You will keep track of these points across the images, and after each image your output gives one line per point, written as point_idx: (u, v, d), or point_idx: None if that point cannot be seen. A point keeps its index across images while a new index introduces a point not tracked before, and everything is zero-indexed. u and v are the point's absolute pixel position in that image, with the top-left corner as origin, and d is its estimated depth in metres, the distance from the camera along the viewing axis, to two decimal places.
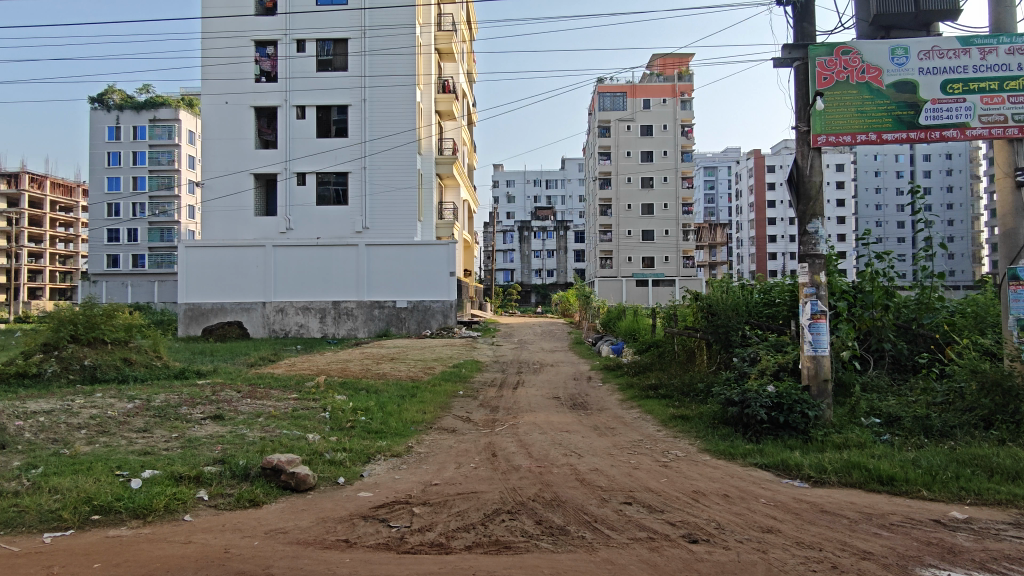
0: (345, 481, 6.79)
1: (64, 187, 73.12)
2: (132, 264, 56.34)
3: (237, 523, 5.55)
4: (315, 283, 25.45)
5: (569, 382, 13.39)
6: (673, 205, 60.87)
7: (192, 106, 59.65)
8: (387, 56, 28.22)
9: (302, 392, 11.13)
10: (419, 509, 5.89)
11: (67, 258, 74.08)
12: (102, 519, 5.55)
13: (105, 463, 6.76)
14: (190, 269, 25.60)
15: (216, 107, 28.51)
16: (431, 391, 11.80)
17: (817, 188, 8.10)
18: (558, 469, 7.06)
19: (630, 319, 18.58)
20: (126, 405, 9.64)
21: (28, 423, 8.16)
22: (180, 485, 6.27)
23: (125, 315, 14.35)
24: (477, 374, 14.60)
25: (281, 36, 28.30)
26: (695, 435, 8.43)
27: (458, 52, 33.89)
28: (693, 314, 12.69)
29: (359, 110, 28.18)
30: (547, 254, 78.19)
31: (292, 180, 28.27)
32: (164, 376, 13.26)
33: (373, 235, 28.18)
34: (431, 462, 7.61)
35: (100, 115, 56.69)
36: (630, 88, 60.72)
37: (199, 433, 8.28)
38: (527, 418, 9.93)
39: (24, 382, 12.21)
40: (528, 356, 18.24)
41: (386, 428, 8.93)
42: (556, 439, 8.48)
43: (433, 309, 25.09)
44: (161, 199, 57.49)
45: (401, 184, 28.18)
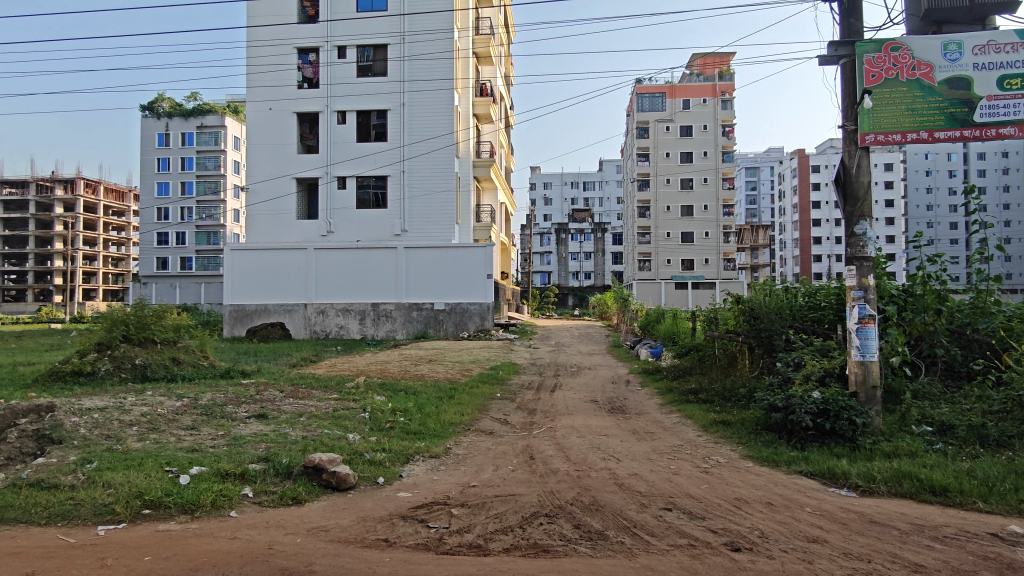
0: (384, 480, 6.87)
1: (116, 193, 76.03)
2: (180, 266, 58.10)
3: (280, 520, 5.67)
4: (354, 284, 25.84)
5: (607, 385, 13.27)
6: (713, 206, 59.95)
7: (237, 112, 61.26)
8: (426, 61, 28.51)
9: (342, 392, 11.31)
10: (457, 510, 5.91)
11: (119, 261, 76.80)
12: (152, 513, 5.73)
13: (155, 459, 6.98)
14: (235, 271, 26.32)
15: (260, 113, 29.20)
16: (469, 393, 11.86)
17: (866, 188, 7.97)
18: (597, 473, 7.02)
19: (670, 322, 18.36)
20: (175, 403, 9.91)
21: (83, 419, 8.46)
22: (226, 482, 6.43)
23: (173, 316, 14.78)
24: (515, 376, 14.63)
25: (323, 43, 28.88)
26: (737, 441, 8.27)
27: (496, 55, 34.03)
28: (734, 317, 12.46)
29: (398, 115, 28.55)
30: (584, 256, 77.93)
31: (333, 184, 28.75)
32: (211, 375, 13.62)
33: (411, 238, 28.53)
34: (469, 463, 7.66)
35: (150, 123, 58.66)
36: (669, 88, 59.96)
37: (244, 432, 8.46)
38: (564, 421, 9.89)
39: (79, 380, 12.70)
40: (566, 359, 18.19)
41: (425, 429, 9.00)
42: (594, 443, 8.43)
43: (471, 311, 25.14)
44: (207, 204, 59.20)
45: (439, 187, 28.42)
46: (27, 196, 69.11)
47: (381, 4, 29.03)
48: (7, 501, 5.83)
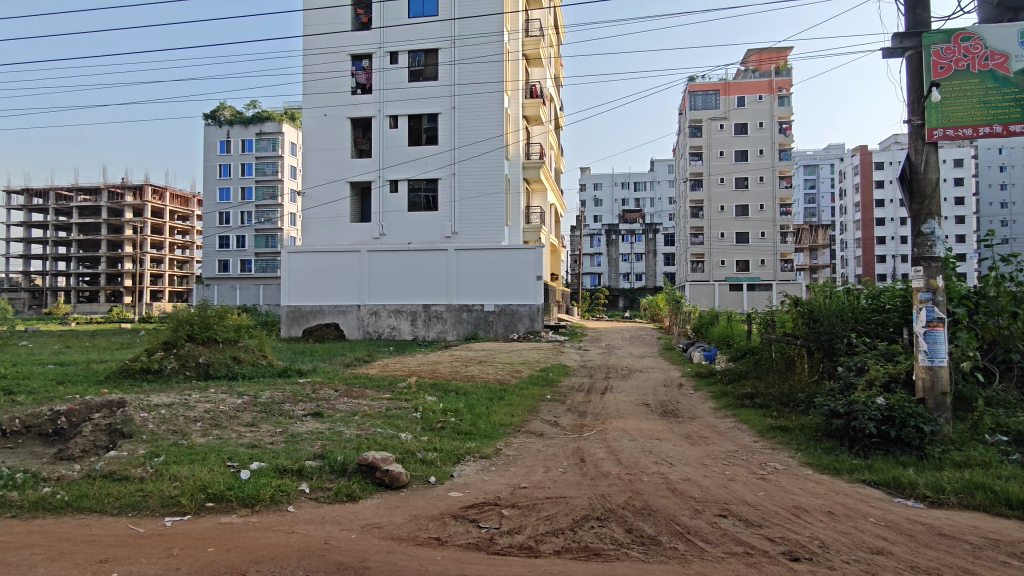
0: (436, 480, 6.93)
1: (181, 199, 79.44)
2: (240, 269, 60.40)
3: (336, 516, 5.79)
4: (406, 286, 26.25)
5: (658, 388, 13.08)
6: (770, 206, 58.33)
7: (294, 119, 63.02)
8: (476, 65, 28.72)
9: (395, 392, 11.50)
10: (508, 511, 5.92)
11: (184, 263, 80.19)
12: (215, 506, 5.95)
13: (218, 454, 7.24)
14: (293, 273, 27.14)
15: (316, 119, 30.01)
16: (519, 395, 11.86)
17: (934, 185, 7.62)
18: (649, 477, 6.92)
19: (725, 325, 17.91)
20: (236, 401, 10.26)
21: (151, 414, 8.83)
22: (284, 478, 6.62)
23: (235, 316, 15.35)
24: (565, 378, 14.56)
25: (376, 49, 29.45)
26: (796, 447, 8.01)
27: (546, 57, 34.03)
28: (793, 320, 12.07)
29: (449, 118, 28.88)
30: (635, 257, 77.13)
31: (385, 188, 29.30)
32: (270, 374, 14.06)
33: (462, 239, 28.76)
34: (520, 465, 7.63)
35: (212, 131, 60.60)
36: (723, 85, 58.82)
37: (301, 429, 8.72)
38: (615, 424, 9.78)
39: (147, 377, 13.30)
40: (617, 361, 18.01)
41: (475, 430, 9.06)
42: (646, 446, 8.32)
43: (521, 313, 25.18)
44: (266, 208, 61.10)
45: (489, 189, 28.58)
46: (100, 202, 72.86)
47: (432, 10, 29.43)
48: (83, 490, 6.16)
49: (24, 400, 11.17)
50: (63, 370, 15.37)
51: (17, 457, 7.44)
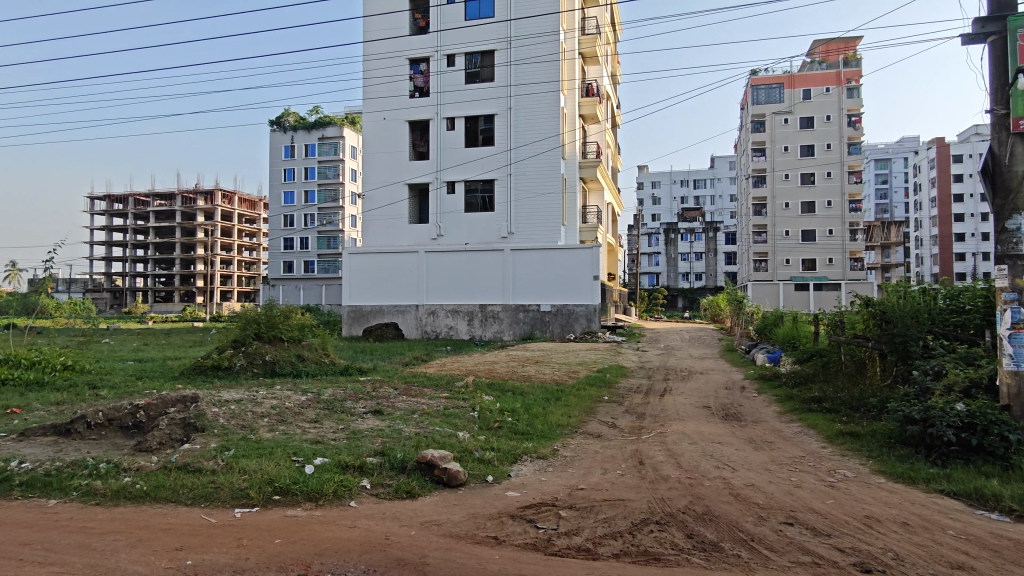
0: (493, 480, 6.96)
1: (249, 202, 82.76)
2: (304, 269, 62.44)
3: (395, 512, 5.89)
4: (463, 286, 26.53)
5: (720, 391, 12.76)
6: (838, 203, 56.01)
7: (355, 123, 64.62)
8: (533, 65, 28.76)
9: (452, 392, 11.59)
10: (566, 512, 5.89)
11: (251, 265, 83.43)
12: (281, 499, 6.15)
13: (284, 449, 7.47)
14: (353, 274, 27.90)
15: (376, 123, 30.69)
16: (576, 395, 11.78)
17: (1021, 178, 7.16)
18: (710, 482, 6.74)
19: (790, 326, 17.29)
20: (300, 398, 10.60)
21: (222, 409, 9.21)
22: (346, 474, 6.78)
23: (299, 316, 15.85)
24: (623, 379, 14.37)
25: (434, 52, 29.85)
26: (867, 454, 7.65)
27: (603, 55, 33.72)
28: (863, 321, 11.57)
29: (505, 119, 29.00)
30: (694, 257, 75.60)
31: (442, 189, 29.68)
32: (332, 372, 14.47)
33: (519, 239, 28.81)
34: (577, 466, 7.59)
35: (278, 136, 63.16)
36: (788, 78, 57.21)
37: (362, 426, 8.90)
38: (675, 427, 9.60)
39: (218, 373, 13.93)
40: (676, 362, 17.66)
41: (533, 430, 9.06)
42: (707, 450, 8.12)
43: (577, 313, 24.93)
44: (328, 210, 62.85)
45: (545, 189, 28.54)
46: (174, 206, 76.59)
47: (488, 11, 29.56)
48: (159, 481, 6.47)
49: (107, 394, 11.84)
50: (142, 366, 16.26)
51: (101, 448, 7.87)
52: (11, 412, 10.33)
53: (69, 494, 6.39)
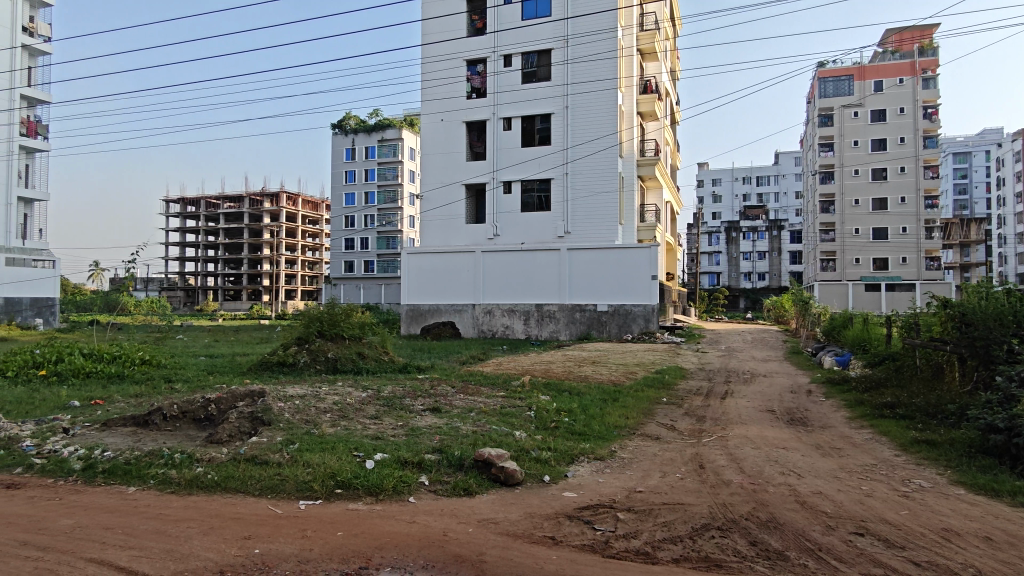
0: (550, 480, 6.94)
1: (312, 204, 85.45)
2: (365, 269, 63.90)
3: (453, 509, 5.95)
4: (519, 286, 26.60)
5: (784, 394, 12.33)
6: (912, 199, 53.32)
7: (413, 125, 65.69)
8: (590, 63, 28.57)
9: (508, 391, 11.63)
10: (624, 514, 5.82)
11: (315, 264, 85.99)
12: (343, 492, 6.31)
13: (345, 444, 7.66)
14: (411, 274, 28.41)
15: (433, 124, 31.13)
16: (634, 396, 11.64)
17: None
18: (774, 488, 6.53)
19: (860, 327, 16.56)
20: (361, 395, 10.84)
21: (287, 404, 9.52)
22: (405, 470, 6.90)
23: (359, 314, 16.24)
24: (682, 381, 14.08)
25: (491, 53, 30.01)
26: (945, 464, 7.26)
27: (662, 51, 33.21)
28: (940, 323, 10.99)
29: (562, 118, 28.91)
30: (757, 256, 73.56)
31: (499, 189, 29.83)
32: (391, 369, 14.75)
33: (576, 239, 28.66)
34: (635, 468, 7.50)
35: (340, 140, 64.91)
36: (859, 70, 55.21)
37: (420, 424, 9.03)
38: (737, 430, 9.33)
39: (283, 369, 14.39)
40: (738, 365, 17.14)
41: (590, 431, 8.98)
42: (770, 455, 7.88)
43: (635, 313, 24.61)
44: (388, 211, 64.16)
45: (603, 188, 28.31)
46: (242, 208, 79.73)
47: (546, 11, 29.56)
48: (229, 472, 6.73)
49: (181, 388, 12.42)
50: (213, 362, 16.94)
51: (176, 439, 8.25)
52: (95, 404, 10.96)
53: (146, 482, 6.73)
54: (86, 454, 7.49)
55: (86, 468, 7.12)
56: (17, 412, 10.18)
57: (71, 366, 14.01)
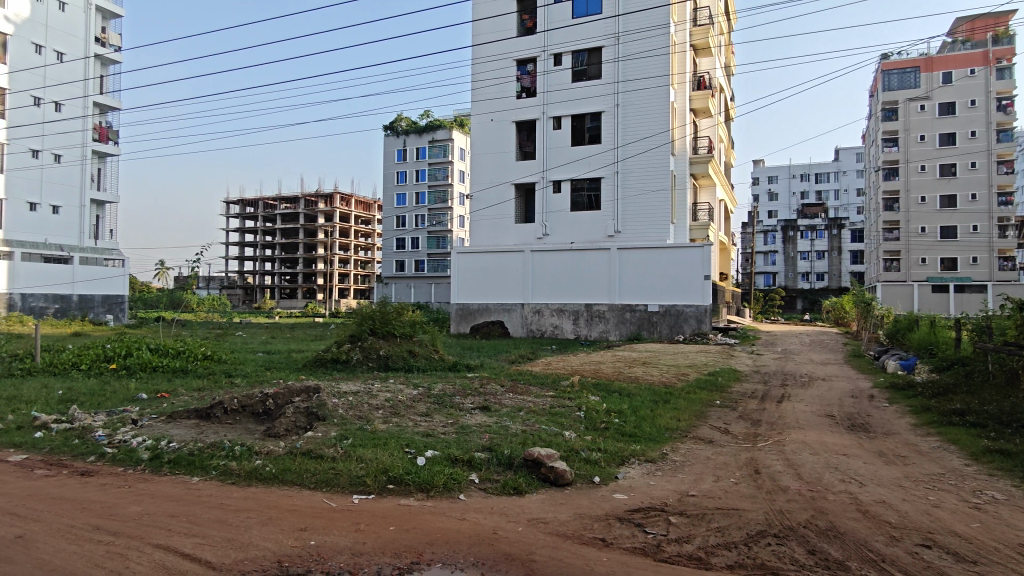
0: (601, 480, 6.89)
1: (364, 205, 87.21)
2: (415, 268, 64.80)
3: (503, 507, 5.98)
4: (569, 285, 26.50)
5: (845, 399, 11.91)
6: (985, 195, 50.72)
7: (463, 125, 66.23)
8: (642, 60, 28.23)
9: (558, 390, 11.61)
10: (676, 518, 5.72)
11: (367, 263, 87.63)
12: (395, 488, 6.41)
13: (397, 441, 7.78)
14: (461, 274, 28.69)
15: (484, 124, 31.32)
16: (685, 399, 11.43)
17: None
18: (834, 496, 6.31)
19: (927, 330, 15.84)
20: (412, 392, 11.01)
21: (341, 400, 9.73)
22: (455, 467, 6.96)
23: (410, 313, 16.50)
24: (736, 383, 13.75)
25: (541, 52, 30.02)
26: (1020, 476, 6.87)
27: (716, 46, 32.52)
28: (1015, 326, 10.41)
29: (612, 116, 28.64)
30: (816, 255, 71.31)
31: (549, 189, 29.79)
32: (441, 367, 14.91)
33: (626, 238, 28.37)
34: (688, 471, 7.36)
35: (391, 141, 66.09)
36: (925, 61, 52.72)
37: (470, 421, 9.11)
38: (794, 435, 9.05)
39: (337, 366, 14.72)
40: (795, 367, 16.64)
41: (640, 433, 8.87)
42: (830, 461, 7.62)
43: (687, 314, 24.14)
44: (438, 211, 64.89)
45: (654, 186, 27.92)
46: (298, 209, 81.99)
47: (596, 8, 29.38)
48: (286, 465, 6.93)
49: (240, 383, 12.89)
50: (269, 358, 17.47)
51: (236, 432, 8.54)
52: (160, 396, 11.47)
53: (209, 472, 6.99)
54: (153, 445, 7.83)
55: (152, 458, 7.44)
56: (90, 403, 10.71)
57: (139, 360, 14.68)
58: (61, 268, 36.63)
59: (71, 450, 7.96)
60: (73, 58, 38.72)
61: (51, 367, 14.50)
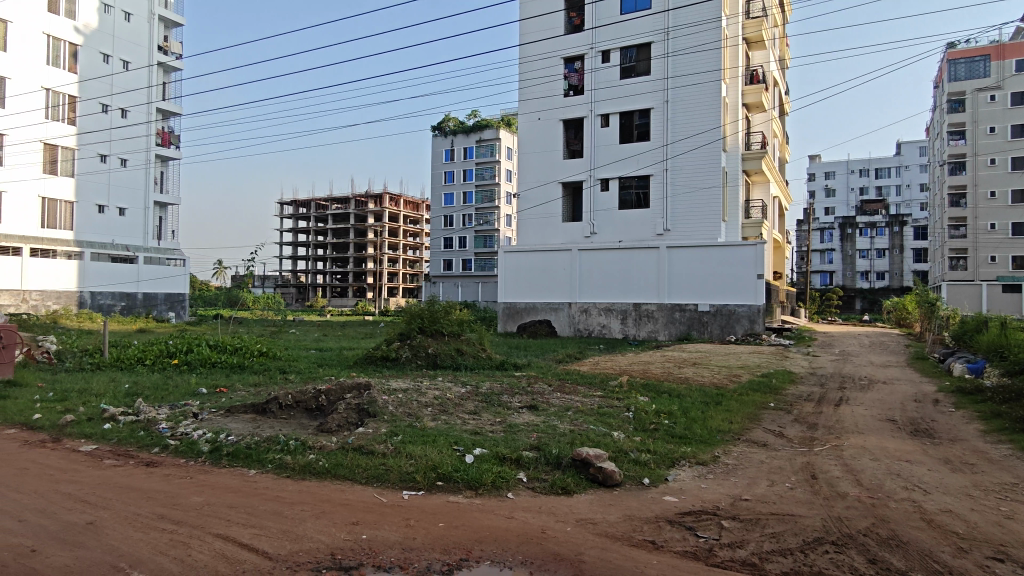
0: (650, 482, 6.80)
1: (413, 205, 88.43)
2: (463, 267, 65.34)
3: (551, 507, 5.97)
4: (616, 284, 26.27)
5: (908, 404, 11.42)
6: None
7: (510, 124, 66.34)
8: (692, 55, 27.73)
9: (606, 390, 11.52)
10: (729, 522, 5.59)
11: (415, 262, 88.68)
12: (444, 485, 6.47)
13: (446, 438, 7.86)
14: (508, 272, 28.79)
15: (531, 123, 31.32)
16: (738, 401, 11.15)
17: None
18: (896, 504, 6.06)
19: (997, 332, 15.05)
20: (461, 390, 11.09)
21: (391, 397, 9.86)
22: (504, 466, 6.98)
23: (458, 312, 16.64)
24: (791, 386, 13.35)
25: (589, 50, 29.86)
26: None
27: (770, 38, 31.67)
28: None
29: (662, 113, 28.22)
30: (876, 254, 68.67)
31: (597, 187, 29.58)
32: (489, 366, 14.99)
33: (675, 237, 27.94)
34: (741, 474, 7.19)
35: (439, 141, 66.88)
36: (996, 49, 50.64)
37: (518, 420, 9.11)
38: (853, 440, 8.73)
39: (387, 363, 14.94)
40: (854, 370, 16.05)
41: (691, 435, 8.70)
42: (891, 468, 7.32)
43: (739, 314, 23.59)
44: (485, 210, 65.25)
45: (705, 183, 27.38)
46: (348, 209, 83.73)
47: (645, 3, 29.01)
48: (339, 460, 7.08)
49: (294, 378, 13.28)
50: (322, 355, 17.90)
51: (291, 427, 8.77)
52: (218, 391, 11.87)
53: (265, 465, 7.21)
54: (212, 437, 8.11)
55: (212, 451, 7.71)
56: (154, 397, 11.17)
57: (199, 356, 15.23)
58: (127, 268, 38.33)
59: (137, 441, 8.31)
60: (138, 66, 40.50)
61: (119, 362, 15.20)
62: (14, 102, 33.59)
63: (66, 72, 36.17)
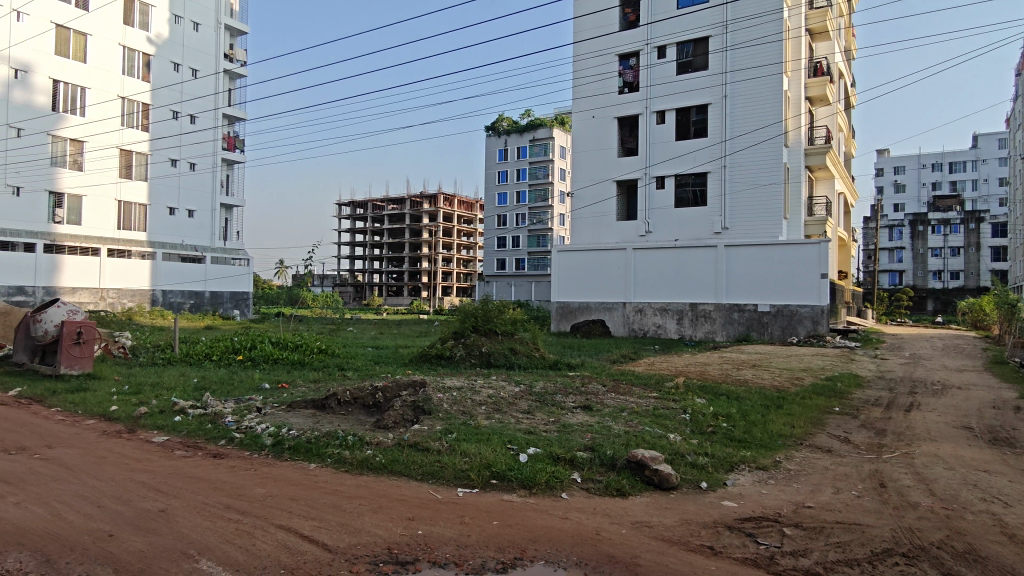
0: (708, 486, 6.65)
1: (467, 205, 89.24)
2: (516, 267, 65.61)
3: (606, 509, 5.90)
4: (673, 283, 25.83)
5: (986, 410, 10.79)
6: None
7: (564, 123, 66.04)
8: (751, 48, 27.00)
9: (662, 391, 11.35)
10: (791, 530, 5.41)
11: (468, 262, 89.37)
12: (498, 484, 6.50)
13: (500, 437, 7.89)
14: (561, 271, 28.67)
15: (585, 121, 31.10)
16: (800, 404, 10.78)
17: None
18: (973, 515, 5.74)
19: None
20: (514, 389, 11.12)
21: (445, 395, 9.96)
22: (557, 465, 6.95)
23: (512, 311, 16.67)
24: (857, 390, 12.80)
25: (644, 46, 29.50)
26: None
27: (835, 29, 30.52)
28: None
29: (720, 108, 27.58)
30: (950, 252, 65.32)
31: (652, 185, 29.16)
32: (542, 365, 14.98)
33: (734, 235, 27.24)
34: (804, 481, 6.95)
35: (493, 141, 67.14)
36: None
37: (572, 420, 9.07)
38: (925, 448, 8.32)
39: (441, 361, 15.15)
40: (925, 374, 15.30)
41: (750, 439, 8.47)
42: (967, 478, 6.94)
43: (801, 315, 22.87)
44: (539, 209, 65.23)
45: (765, 180, 26.61)
46: (404, 210, 85.24)
47: None
48: (394, 456, 7.20)
49: (352, 375, 13.62)
50: (378, 353, 18.24)
51: (349, 422, 8.99)
52: (280, 386, 12.25)
53: (325, 460, 7.40)
54: (275, 431, 8.38)
55: (275, 444, 7.96)
56: (221, 391, 11.64)
57: (262, 352, 15.80)
58: (195, 267, 40.00)
59: (205, 433, 8.67)
60: (205, 74, 42.24)
61: (188, 357, 15.90)
62: (94, 110, 35.53)
63: (140, 81, 38.12)
